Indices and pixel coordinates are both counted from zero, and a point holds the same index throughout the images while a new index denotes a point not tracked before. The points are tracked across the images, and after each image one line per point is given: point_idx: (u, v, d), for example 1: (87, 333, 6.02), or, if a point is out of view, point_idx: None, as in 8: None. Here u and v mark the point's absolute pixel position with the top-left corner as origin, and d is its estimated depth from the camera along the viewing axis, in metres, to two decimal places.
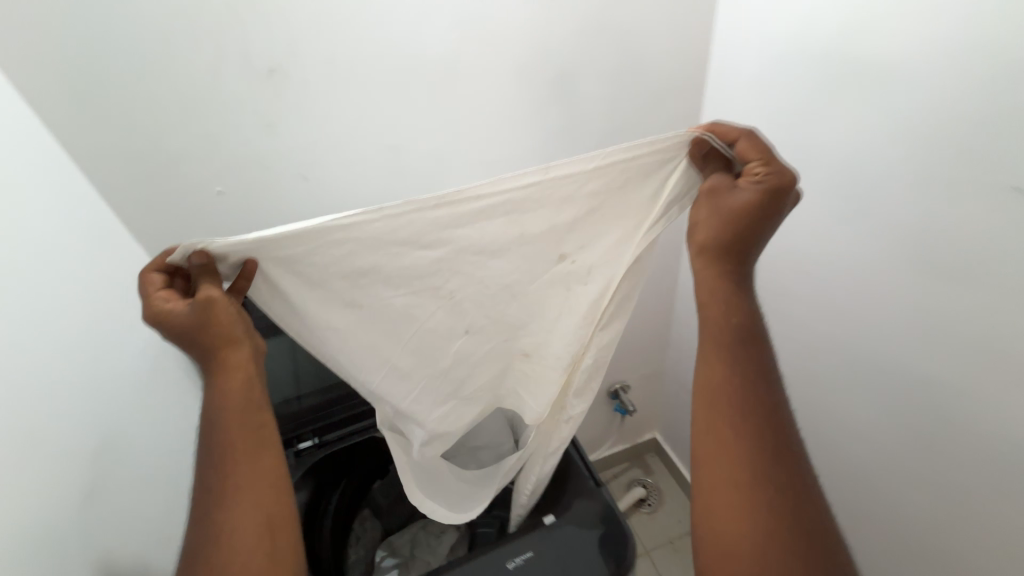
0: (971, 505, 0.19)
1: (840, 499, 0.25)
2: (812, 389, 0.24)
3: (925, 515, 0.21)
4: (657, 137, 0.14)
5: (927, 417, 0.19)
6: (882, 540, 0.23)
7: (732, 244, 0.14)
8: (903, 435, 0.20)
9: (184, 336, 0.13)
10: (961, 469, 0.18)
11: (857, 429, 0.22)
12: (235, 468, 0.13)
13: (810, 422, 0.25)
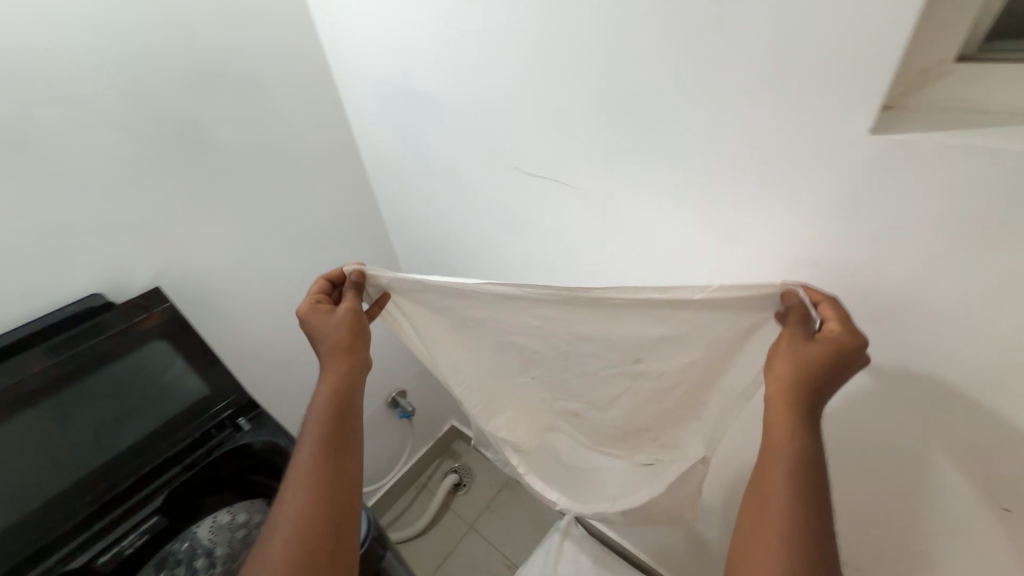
0: (1006, 465, 0.45)
1: (958, 471, 0.49)
2: (937, 411, 0.48)
3: (984, 474, 0.47)
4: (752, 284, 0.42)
5: (992, 426, 0.45)
6: (999, 490, 0.46)
7: (805, 359, 0.39)
8: (970, 439, 0.47)
9: (309, 321, 0.49)
10: (1002, 455, 0.45)
11: (959, 439, 0.48)
12: (327, 466, 0.44)
13: (923, 430, 0.50)
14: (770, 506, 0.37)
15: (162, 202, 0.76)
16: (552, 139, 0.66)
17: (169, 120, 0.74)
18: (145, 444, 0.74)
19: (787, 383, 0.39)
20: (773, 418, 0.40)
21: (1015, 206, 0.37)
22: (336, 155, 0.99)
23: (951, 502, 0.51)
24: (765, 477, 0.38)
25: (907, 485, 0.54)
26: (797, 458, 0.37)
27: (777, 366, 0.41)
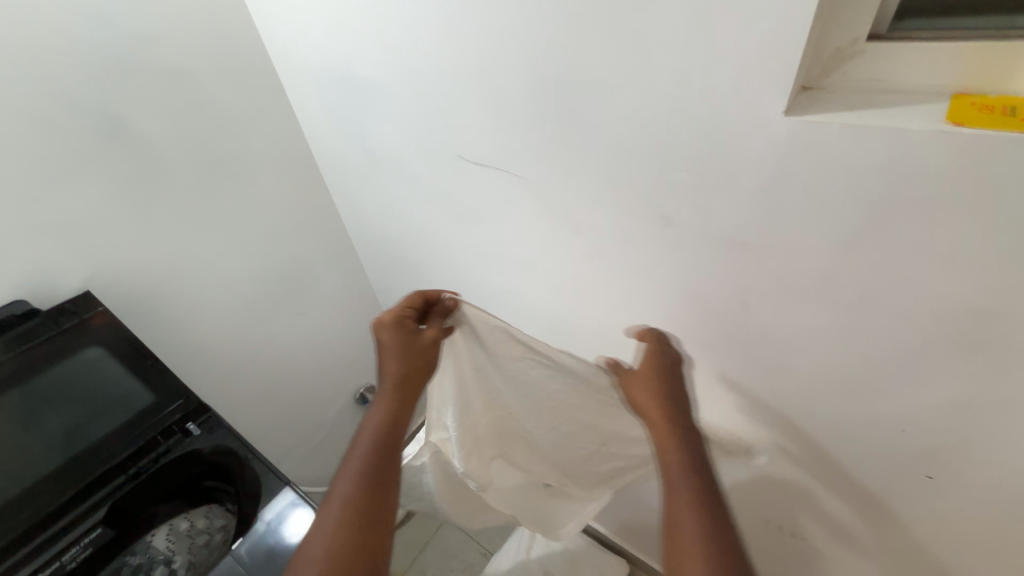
0: (963, 424, 0.50)
1: (924, 437, 0.53)
2: (889, 381, 0.52)
3: (941, 434, 0.52)
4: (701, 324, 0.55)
5: (940, 388, 0.49)
6: (958, 450, 0.52)
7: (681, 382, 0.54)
8: (921, 405, 0.52)
9: (398, 335, 0.58)
10: (965, 416, 0.49)
11: (908, 405, 0.52)
12: (373, 490, 0.48)
13: (878, 403, 0.54)
14: (672, 496, 0.45)
15: (90, 203, 0.71)
16: (494, 127, 0.66)
17: (86, 115, 0.68)
18: (92, 449, 0.70)
19: (660, 406, 0.53)
20: (658, 435, 0.51)
21: (946, 185, 0.39)
22: (278, 148, 0.94)
23: (899, 461, 0.57)
24: (667, 475, 0.47)
25: (859, 452, 0.60)
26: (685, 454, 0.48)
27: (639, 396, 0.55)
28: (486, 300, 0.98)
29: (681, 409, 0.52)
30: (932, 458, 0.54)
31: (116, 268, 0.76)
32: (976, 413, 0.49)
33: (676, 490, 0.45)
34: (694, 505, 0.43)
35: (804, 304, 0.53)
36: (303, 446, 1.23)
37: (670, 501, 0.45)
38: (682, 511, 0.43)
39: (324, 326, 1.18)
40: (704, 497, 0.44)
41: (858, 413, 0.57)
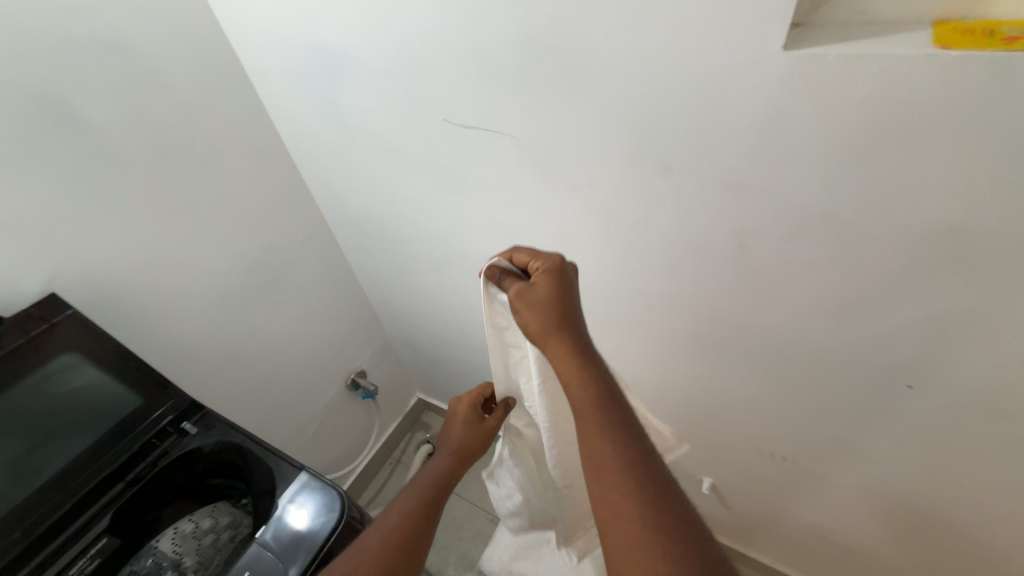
0: (943, 338, 0.54)
1: (910, 354, 0.58)
2: (874, 306, 0.56)
3: (923, 349, 0.57)
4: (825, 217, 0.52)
5: (922, 310, 0.53)
6: (938, 363, 0.57)
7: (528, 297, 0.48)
8: (905, 325, 0.56)
9: (466, 418, 0.66)
10: (943, 332, 0.54)
11: (891, 325, 0.57)
12: (392, 540, 0.54)
13: (866, 326, 0.59)
14: (593, 444, 0.39)
15: (37, 197, 0.64)
16: (480, 86, 0.63)
17: (17, 96, 0.60)
18: (86, 456, 0.66)
19: (546, 331, 0.46)
20: (561, 365, 0.45)
21: (935, 111, 0.41)
22: (240, 126, 0.87)
23: (885, 379, 0.62)
24: (579, 409, 0.42)
25: (850, 372, 0.65)
26: (592, 383, 0.43)
27: (530, 320, 0.48)
28: (475, 270, 0.96)
29: (573, 332, 0.46)
30: (914, 372, 0.59)
31: (78, 266, 0.70)
32: (956, 329, 0.53)
33: (595, 426, 0.40)
34: (614, 436, 0.39)
35: (797, 240, 0.55)
36: (298, 438, 1.21)
37: (587, 438, 0.40)
38: (603, 446, 0.39)
39: (309, 314, 1.13)
40: (623, 428, 0.40)
41: (847, 338, 0.61)
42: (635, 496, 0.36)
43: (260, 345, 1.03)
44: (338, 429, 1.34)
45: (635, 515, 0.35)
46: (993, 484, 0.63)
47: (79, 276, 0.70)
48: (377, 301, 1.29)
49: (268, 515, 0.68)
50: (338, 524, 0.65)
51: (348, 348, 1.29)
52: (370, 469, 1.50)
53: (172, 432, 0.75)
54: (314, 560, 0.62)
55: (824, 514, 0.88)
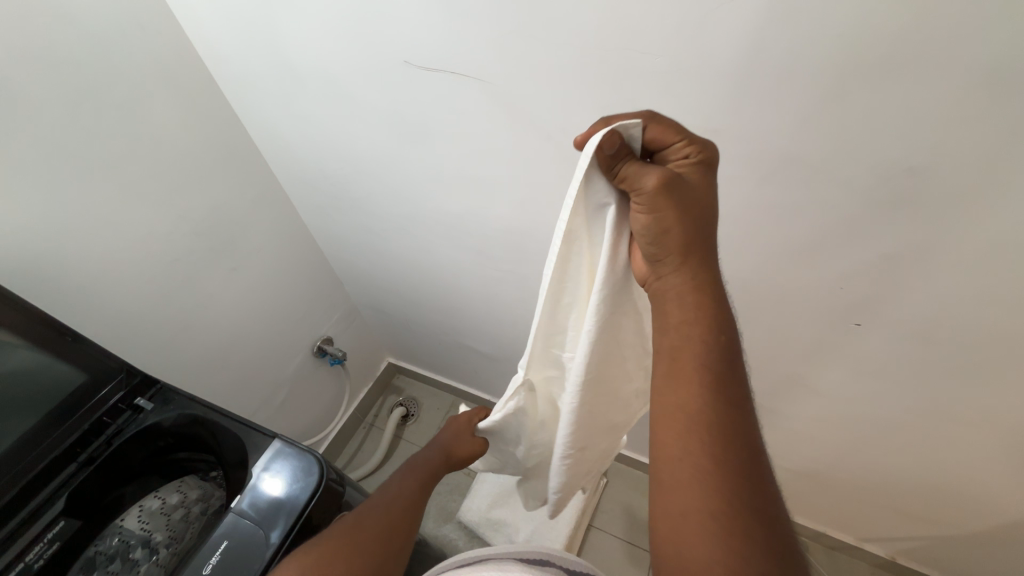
0: (889, 277, 0.59)
1: (861, 293, 0.62)
2: (830, 248, 0.59)
3: (871, 288, 0.61)
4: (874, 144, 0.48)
5: (874, 251, 0.57)
6: (882, 300, 0.62)
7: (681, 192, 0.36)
8: (856, 266, 0.60)
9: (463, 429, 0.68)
10: (889, 271, 0.58)
11: (845, 267, 0.60)
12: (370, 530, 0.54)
13: (822, 268, 0.62)
14: (690, 406, 0.36)
15: None
16: (444, 21, 0.58)
17: None
18: (30, 440, 0.60)
19: (685, 249, 0.37)
20: (690, 294, 0.38)
21: (908, 51, 0.41)
22: (168, 68, 0.76)
23: (835, 317, 0.67)
24: (685, 365, 0.37)
25: (804, 313, 0.69)
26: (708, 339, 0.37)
27: (674, 226, 0.37)
28: (443, 226, 0.93)
29: (707, 258, 0.38)
30: (862, 309, 0.64)
31: None
32: (901, 268, 0.57)
33: (697, 392, 0.36)
34: (715, 410, 0.36)
35: (766, 185, 0.56)
36: (266, 408, 1.18)
37: (680, 399, 0.37)
38: (699, 415, 0.36)
39: (266, 279, 1.07)
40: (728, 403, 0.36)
41: (803, 280, 0.65)
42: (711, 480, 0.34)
43: (215, 314, 0.97)
44: (307, 397, 1.31)
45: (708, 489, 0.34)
46: (922, 406, 0.71)
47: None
48: (338, 264, 1.23)
49: (242, 485, 0.66)
50: (317, 489, 0.64)
51: (310, 314, 1.23)
52: (343, 434, 1.49)
53: (126, 408, 0.70)
54: (293, 526, 0.61)
55: (775, 444, 0.97)
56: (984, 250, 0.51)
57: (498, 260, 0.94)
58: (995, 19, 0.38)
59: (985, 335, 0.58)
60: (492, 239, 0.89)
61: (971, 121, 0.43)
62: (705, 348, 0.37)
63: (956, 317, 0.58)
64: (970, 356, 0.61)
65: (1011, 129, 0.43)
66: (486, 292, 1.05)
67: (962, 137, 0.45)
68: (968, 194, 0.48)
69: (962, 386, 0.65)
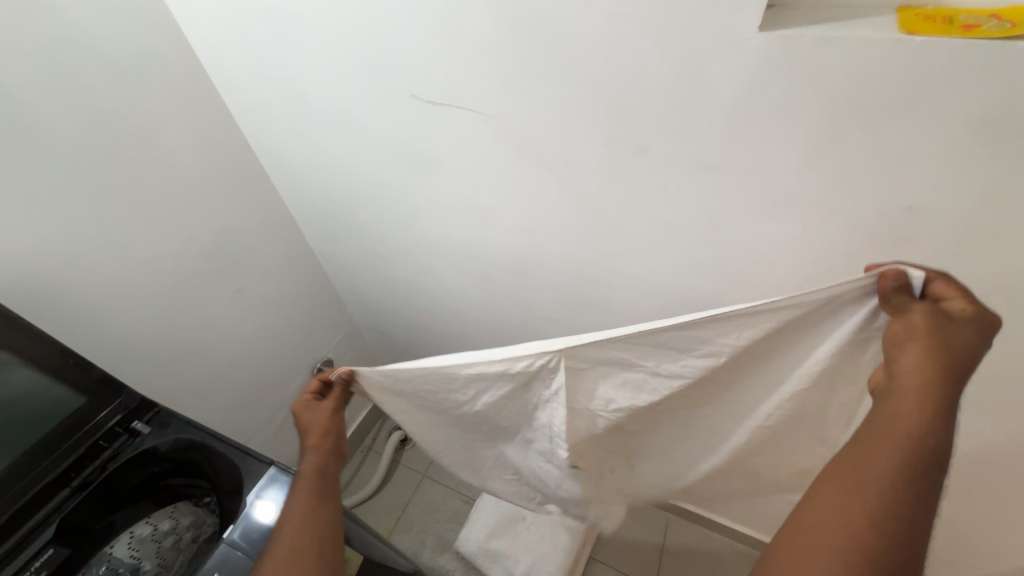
0: None
1: None
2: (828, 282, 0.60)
3: None
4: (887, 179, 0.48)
5: None
6: None
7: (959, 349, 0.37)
8: None
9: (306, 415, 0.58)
10: None
11: None
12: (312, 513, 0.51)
13: None
14: (881, 459, 0.35)
15: None
16: (451, 59, 0.60)
17: None
18: (25, 462, 0.59)
19: (921, 368, 0.36)
20: (904, 403, 0.36)
21: (899, 93, 0.43)
22: (185, 98, 0.79)
23: None
24: (885, 425, 0.36)
25: None
26: (916, 449, 0.34)
27: (927, 360, 0.36)
28: (446, 252, 0.94)
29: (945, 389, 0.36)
30: None
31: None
32: None
33: (869, 494, 0.34)
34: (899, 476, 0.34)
35: (767, 219, 0.57)
36: (263, 431, 1.16)
37: (844, 491, 0.35)
38: (856, 514, 0.34)
39: (270, 300, 1.07)
40: (907, 525, 0.33)
41: None
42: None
43: (217, 336, 0.97)
44: None
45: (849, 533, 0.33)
46: None
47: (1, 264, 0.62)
48: (341, 286, 1.24)
49: (235, 513, 0.65)
50: None
51: (311, 337, 1.23)
52: None
53: (123, 432, 0.69)
54: None
55: None
56: (985, 287, 0.52)
57: (501, 286, 0.94)
58: (983, 65, 0.39)
59: (990, 369, 0.58)
60: (495, 264, 0.90)
61: (967, 161, 0.44)
62: (898, 455, 0.34)
63: None
64: (977, 393, 0.61)
65: (1006, 168, 0.44)
66: (488, 317, 1.05)
67: (959, 175, 0.45)
68: (969, 230, 0.48)
69: (970, 421, 0.64)
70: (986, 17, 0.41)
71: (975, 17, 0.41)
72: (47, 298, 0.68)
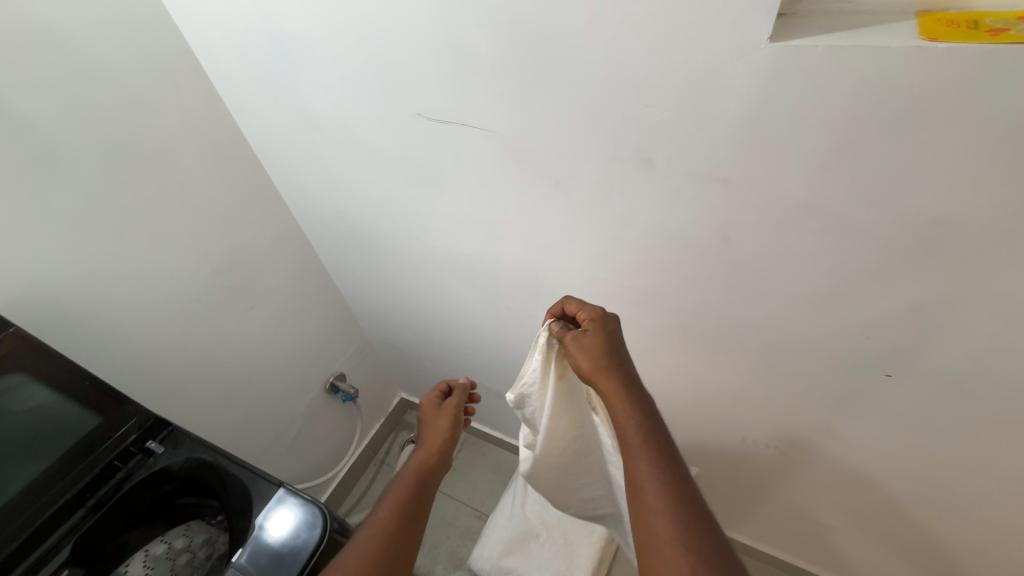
0: (916, 329, 0.56)
1: (892, 344, 0.59)
2: (846, 299, 0.57)
3: (897, 338, 0.58)
4: (907, 194, 0.46)
5: (897, 301, 0.55)
6: (910, 352, 0.58)
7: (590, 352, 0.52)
8: (878, 317, 0.57)
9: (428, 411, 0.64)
10: (916, 322, 0.55)
11: (864, 317, 0.58)
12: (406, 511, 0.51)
13: (842, 318, 0.60)
14: (632, 460, 0.45)
15: None
16: (454, 77, 0.60)
17: None
18: (44, 482, 0.60)
19: (599, 371, 0.51)
20: (613, 400, 0.49)
21: (923, 102, 0.40)
22: (197, 122, 0.80)
23: (860, 367, 0.63)
24: (625, 436, 0.47)
25: (829, 364, 0.65)
26: (635, 415, 0.47)
27: (585, 366, 0.52)
28: (453, 265, 0.93)
29: (622, 370, 0.50)
30: (889, 361, 0.61)
31: (15, 279, 0.63)
32: (927, 320, 0.54)
33: (638, 455, 0.45)
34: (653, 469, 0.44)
35: (782, 232, 0.55)
36: (276, 446, 1.16)
37: (638, 491, 0.44)
38: (643, 472, 0.44)
39: (281, 317, 1.08)
40: (663, 456, 0.45)
41: (824, 328, 0.62)
42: (671, 515, 0.41)
43: (231, 353, 0.98)
44: (318, 435, 1.29)
45: (665, 524, 0.41)
46: (966, 461, 0.66)
47: (18, 288, 0.63)
48: (353, 301, 1.24)
49: (244, 534, 0.65)
50: (324, 534, 0.62)
51: (322, 351, 1.23)
52: (353, 473, 1.46)
53: (140, 451, 0.70)
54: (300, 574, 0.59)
55: (805, 499, 0.89)
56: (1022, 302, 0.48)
57: (510, 299, 0.93)
58: (1012, 73, 0.37)
59: None
60: (503, 279, 0.89)
61: (996, 172, 0.42)
62: (633, 424, 0.47)
63: (995, 369, 0.55)
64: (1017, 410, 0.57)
65: None
66: (496, 330, 1.04)
67: (988, 186, 0.43)
68: (1000, 245, 0.46)
69: (1007, 441, 0.60)
70: (1016, 20, 0.39)
71: (1003, 20, 0.39)
72: (65, 321, 0.69)
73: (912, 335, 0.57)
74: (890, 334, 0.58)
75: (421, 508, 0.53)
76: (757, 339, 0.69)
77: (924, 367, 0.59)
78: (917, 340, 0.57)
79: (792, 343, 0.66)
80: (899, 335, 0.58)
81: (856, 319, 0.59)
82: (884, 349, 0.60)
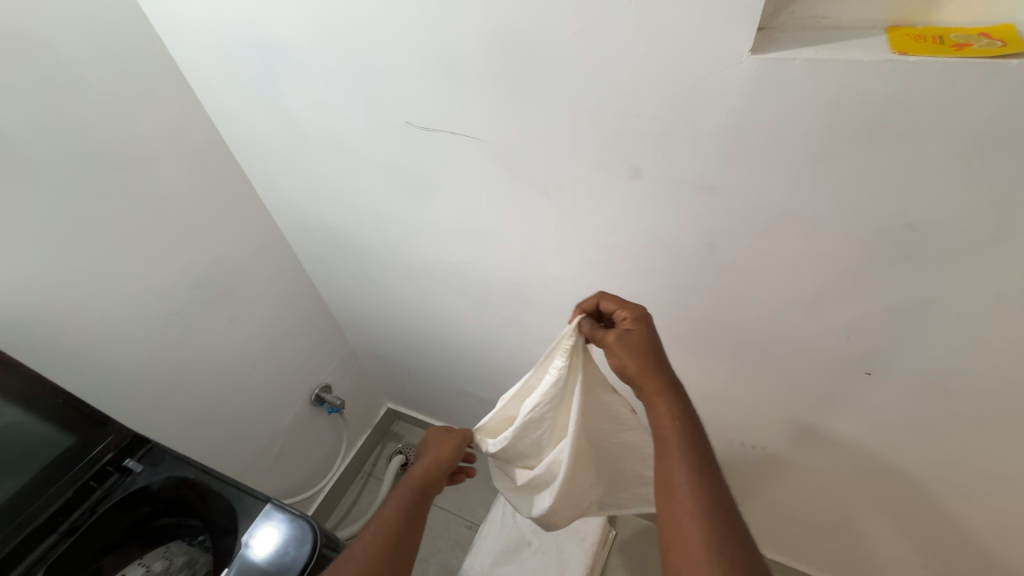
0: (892, 329, 0.58)
1: (870, 345, 0.61)
2: (827, 302, 0.59)
3: (875, 339, 0.60)
4: (881, 199, 0.48)
5: (875, 303, 0.57)
6: (887, 352, 0.61)
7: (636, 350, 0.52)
8: (857, 319, 0.59)
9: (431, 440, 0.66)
10: (892, 323, 0.57)
11: (844, 319, 0.60)
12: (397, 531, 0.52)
13: (823, 320, 0.61)
14: (668, 458, 0.45)
15: None
16: (443, 87, 0.60)
17: None
18: (14, 506, 0.57)
19: (642, 369, 0.51)
20: (655, 399, 0.50)
21: (894, 111, 0.42)
22: (177, 130, 0.79)
23: (842, 367, 0.65)
24: (664, 434, 0.47)
25: (812, 365, 0.67)
26: (677, 415, 0.48)
27: (628, 364, 0.52)
28: (441, 274, 0.93)
29: (667, 374, 0.51)
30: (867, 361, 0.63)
31: None
32: (903, 320, 0.57)
33: (675, 455, 0.45)
34: (690, 469, 0.44)
35: (766, 238, 0.56)
36: (260, 462, 1.13)
37: (672, 489, 0.43)
38: (679, 471, 0.44)
39: (264, 329, 1.05)
40: (702, 459, 0.45)
41: (806, 330, 0.64)
42: (706, 516, 0.41)
43: (212, 366, 0.95)
44: (303, 449, 1.26)
45: (698, 524, 0.40)
46: (944, 456, 0.68)
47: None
48: (338, 311, 1.22)
49: (230, 554, 0.62)
50: (314, 550, 0.60)
51: (307, 363, 1.21)
52: (339, 487, 1.42)
53: (118, 470, 0.67)
54: None
55: (792, 499, 0.91)
56: (990, 301, 0.51)
57: (498, 308, 0.93)
58: (974, 85, 0.39)
59: (1000, 382, 0.57)
60: (492, 288, 0.89)
61: (963, 178, 0.44)
62: (674, 424, 0.47)
63: (968, 366, 0.57)
64: (988, 405, 0.59)
65: (1004, 183, 0.43)
66: (485, 339, 1.03)
67: (955, 192, 0.45)
68: (969, 247, 0.48)
69: (980, 435, 0.63)
70: (976, 36, 0.41)
71: (965, 36, 0.42)
72: (37, 336, 0.67)
73: (889, 335, 0.59)
74: (869, 335, 0.60)
75: (410, 536, 0.53)
76: (742, 343, 0.70)
77: (902, 365, 0.61)
78: (895, 340, 0.59)
79: (775, 346, 0.68)
80: (877, 335, 0.60)
81: (836, 321, 0.61)
82: (864, 349, 0.62)
